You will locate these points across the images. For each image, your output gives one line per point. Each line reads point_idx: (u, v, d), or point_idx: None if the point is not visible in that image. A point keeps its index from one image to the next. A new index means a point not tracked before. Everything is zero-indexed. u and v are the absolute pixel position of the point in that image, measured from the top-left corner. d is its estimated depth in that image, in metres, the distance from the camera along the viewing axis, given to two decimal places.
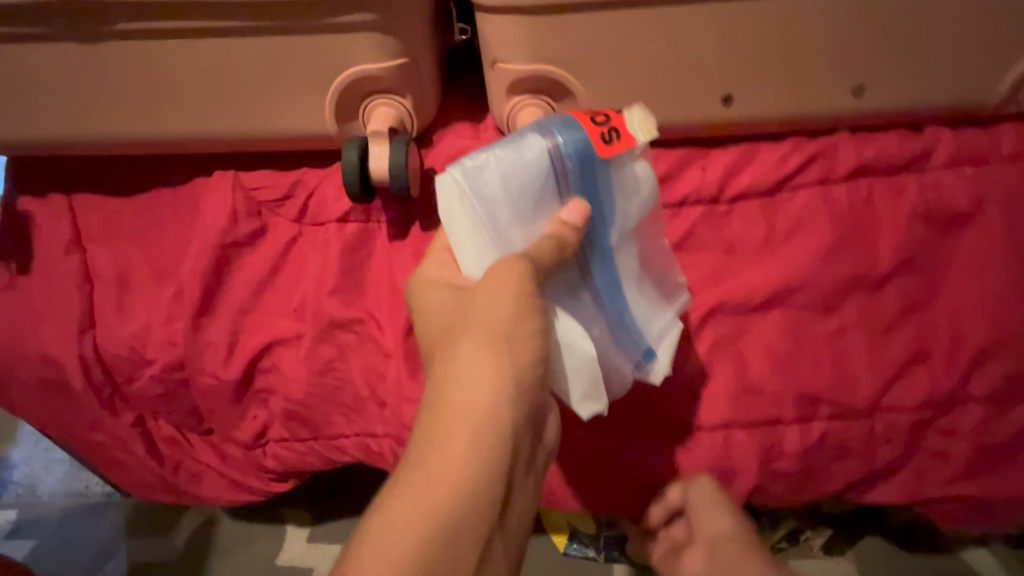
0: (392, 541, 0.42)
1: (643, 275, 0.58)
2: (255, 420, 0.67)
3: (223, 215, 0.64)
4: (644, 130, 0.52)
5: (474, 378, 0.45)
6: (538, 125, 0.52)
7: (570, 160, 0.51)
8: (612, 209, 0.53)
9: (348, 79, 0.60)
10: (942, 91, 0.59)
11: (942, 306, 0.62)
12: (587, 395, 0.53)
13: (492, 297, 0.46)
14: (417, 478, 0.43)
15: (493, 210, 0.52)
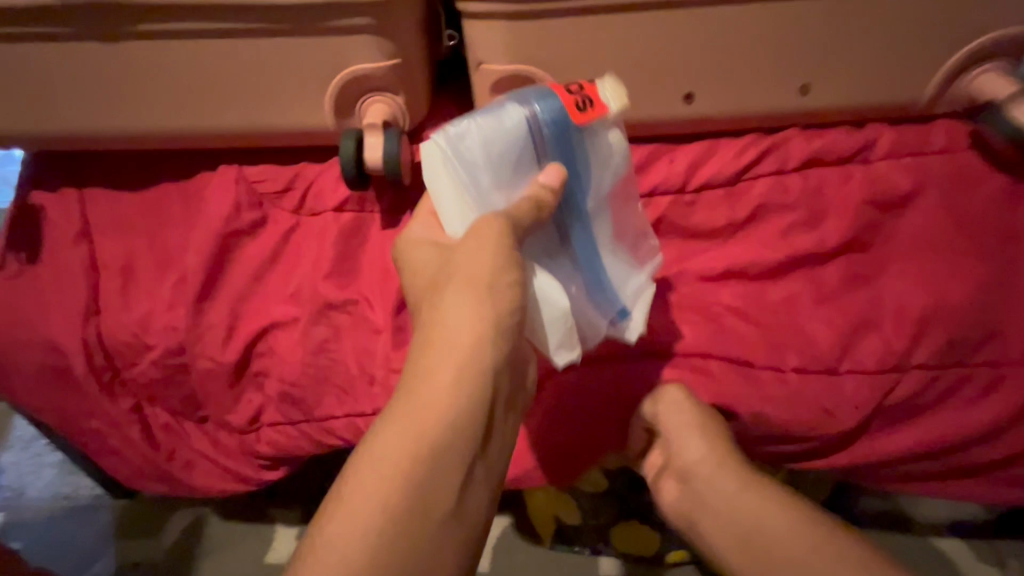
0: (370, 480, 0.43)
1: (617, 242, 0.61)
2: (249, 403, 0.75)
3: (227, 206, 0.74)
4: (617, 98, 0.54)
5: (454, 326, 0.46)
6: (516, 94, 0.54)
7: (548, 127, 0.53)
8: (586, 176, 0.56)
9: (346, 78, 0.64)
10: (882, 89, 0.63)
11: (888, 284, 0.64)
12: (563, 344, 0.54)
13: (474, 247, 0.47)
14: (396, 419, 0.44)
15: (475, 174, 0.53)
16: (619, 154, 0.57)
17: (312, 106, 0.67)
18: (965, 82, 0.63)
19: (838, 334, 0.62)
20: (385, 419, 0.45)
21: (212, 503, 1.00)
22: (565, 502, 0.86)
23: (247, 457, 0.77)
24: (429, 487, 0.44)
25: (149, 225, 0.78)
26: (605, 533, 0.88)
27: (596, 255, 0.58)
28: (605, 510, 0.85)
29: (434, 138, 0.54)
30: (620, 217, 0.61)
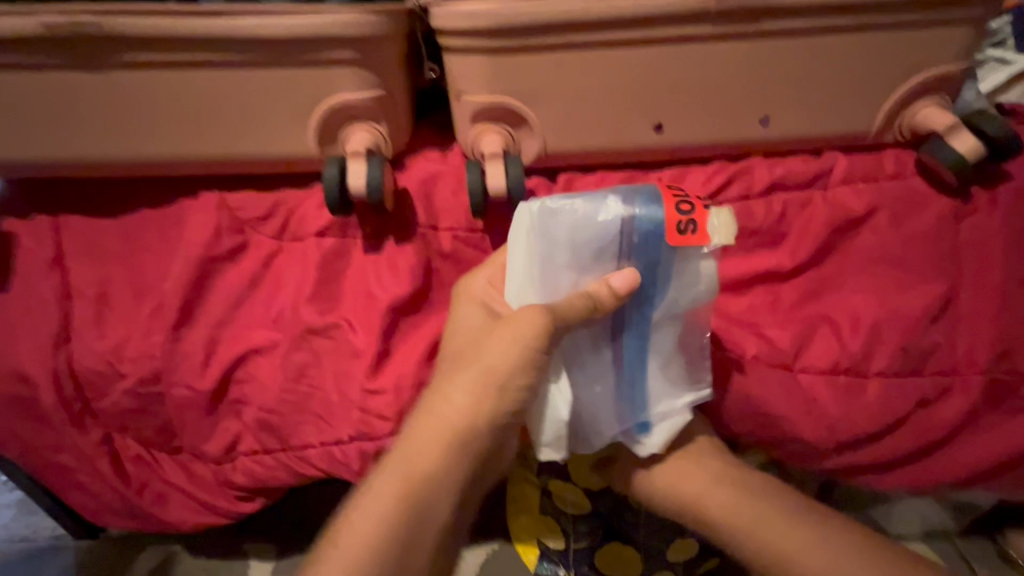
0: (363, 524, 0.50)
1: (673, 357, 0.62)
2: (226, 432, 0.73)
3: (208, 232, 0.74)
4: (721, 234, 0.56)
5: (458, 404, 0.52)
6: (621, 190, 0.58)
7: (640, 237, 0.57)
8: (663, 290, 0.59)
9: (330, 106, 0.66)
10: (836, 121, 0.68)
11: (844, 296, 0.69)
12: (552, 444, 0.59)
13: (494, 342, 0.53)
14: (394, 475, 0.51)
15: (553, 249, 0.58)
16: (703, 282, 0.59)
17: (295, 134, 0.68)
18: (911, 113, 0.68)
19: (796, 346, 0.67)
20: (383, 469, 0.52)
21: (183, 539, 0.97)
22: (542, 518, 0.88)
23: (222, 489, 0.76)
24: (408, 546, 0.50)
25: (125, 252, 0.77)
26: (588, 555, 0.86)
27: (636, 364, 0.61)
28: (590, 528, 0.85)
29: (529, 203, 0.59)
30: (685, 335, 0.62)
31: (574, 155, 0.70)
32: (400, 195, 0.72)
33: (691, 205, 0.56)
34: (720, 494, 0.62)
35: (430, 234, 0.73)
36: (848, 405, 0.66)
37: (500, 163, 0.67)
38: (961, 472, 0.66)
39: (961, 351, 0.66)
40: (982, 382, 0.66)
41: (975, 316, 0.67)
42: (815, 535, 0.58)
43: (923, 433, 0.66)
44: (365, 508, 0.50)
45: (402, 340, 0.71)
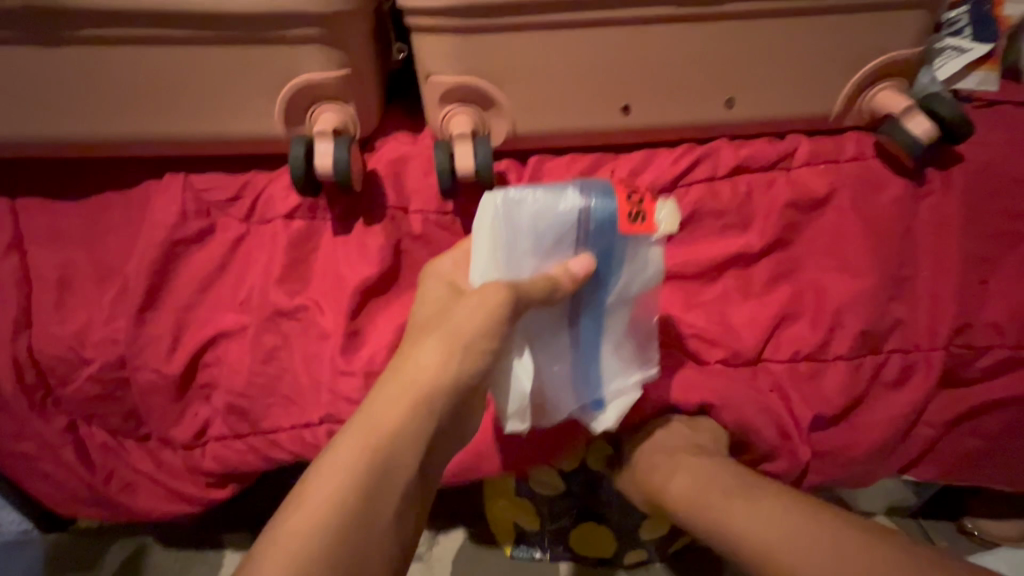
0: (321, 491, 0.47)
1: (626, 338, 0.64)
2: (195, 417, 0.72)
3: (173, 215, 0.72)
4: (668, 223, 0.59)
5: (422, 366, 0.51)
6: (581, 181, 0.58)
7: (596, 225, 0.58)
8: (617, 275, 0.60)
9: (296, 85, 0.66)
10: (797, 104, 0.70)
11: (807, 276, 0.71)
12: (515, 414, 0.59)
13: (461, 312, 0.53)
14: (355, 439, 0.49)
15: (516, 237, 0.58)
16: (653, 270, 0.61)
17: (262, 114, 0.68)
18: (869, 96, 0.70)
19: (761, 324, 0.68)
20: (343, 435, 0.50)
21: (155, 530, 0.95)
22: (523, 505, 0.85)
23: (193, 474, 0.75)
24: (369, 512, 0.47)
25: (89, 236, 0.76)
26: (563, 536, 0.87)
27: (591, 344, 0.63)
28: (565, 513, 0.84)
29: (493, 193, 0.58)
30: (637, 320, 0.64)
31: (544, 137, 0.71)
32: (368, 177, 0.72)
33: (641, 197, 0.59)
34: (679, 479, 0.60)
35: (401, 216, 0.72)
36: (812, 384, 0.67)
37: (468, 144, 0.68)
38: (919, 446, 0.68)
39: (923, 328, 0.67)
40: (944, 357, 0.66)
41: (935, 292, 0.68)
42: (749, 522, 0.51)
43: (895, 416, 0.66)
44: (324, 474, 0.48)
45: (373, 321, 0.70)
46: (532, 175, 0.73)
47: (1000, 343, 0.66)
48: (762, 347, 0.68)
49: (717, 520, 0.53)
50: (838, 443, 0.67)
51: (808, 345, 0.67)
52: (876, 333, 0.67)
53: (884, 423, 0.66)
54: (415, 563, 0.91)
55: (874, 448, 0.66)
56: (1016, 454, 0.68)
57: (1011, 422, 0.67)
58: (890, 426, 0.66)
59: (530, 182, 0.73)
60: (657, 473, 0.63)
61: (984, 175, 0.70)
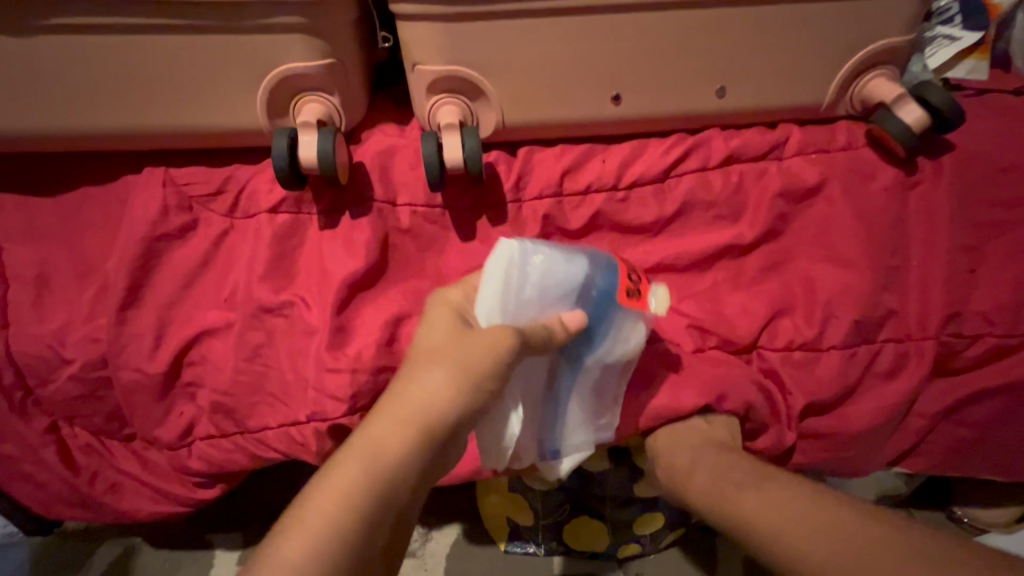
0: (317, 514, 0.45)
1: (593, 399, 0.64)
2: (181, 416, 0.71)
3: (153, 209, 0.71)
4: (660, 306, 0.64)
5: (429, 393, 0.51)
6: (588, 252, 0.62)
7: (596, 293, 0.61)
8: (602, 340, 0.62)
9: (278, 75, 0.64)
10: (788, 93, 0.69)
11: (800, 267, 0.70)
12: (494, 455, 0.61)
13: (474, 340, 0.53)
14: (353, 462, 0.48)
15: (523, 285, 0.59)
16: (633, 342, 0.62)
17: (244, 106, 0.66)
18: (861, 85, 0.70)
19: (753, 315, 0.68)
20: (341, 458, 0.49)
21: (144, 531, 0.94)
22: (515, 502, 0.85)
23: (179, 474, 0.73)
24: (368, 537, 0.46)
25: (68, 233, 0.74)
26: (557, 529, 0.86)
27: (566, 394, 0.63)
28: (559, 507, 0.83)
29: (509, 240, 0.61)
30: (611, 384, 0.65)
31: (534, 128, 0.70)
32: (354, 169, 0.71)
33: (639, 277, 0.64)
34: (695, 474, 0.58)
35: (388, 209, 0.71)
36: (806, 374, 0.67)
37: (456, 135, 0.66)
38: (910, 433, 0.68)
39: (914, 318, 0.67)
40: (936, 346, 0.66)
41: (926, 281, 0.68)
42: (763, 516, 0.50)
43: (890, 408, 0.66)
44: (319, 497, 0.46)
45: (361, 316, 0.69)
46: (522, 166, 0.72)
47: (989, 332, 0.66)
48: (756, 337, 0.68)
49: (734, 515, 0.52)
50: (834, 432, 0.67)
51: (801, 336, 0.67)
52: (870, 322, 0.67)
53: (878, 414, 0.66)
54: (409, 559, 0.90)
55: (865, 438, 0.67)
56: (1009, 441, 0.68)
57: (1001, 411, 0.67)
58: (882, 415, 0.66)
59: (519, 173, 0.72)
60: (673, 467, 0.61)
61: (975, 164, 0.70)
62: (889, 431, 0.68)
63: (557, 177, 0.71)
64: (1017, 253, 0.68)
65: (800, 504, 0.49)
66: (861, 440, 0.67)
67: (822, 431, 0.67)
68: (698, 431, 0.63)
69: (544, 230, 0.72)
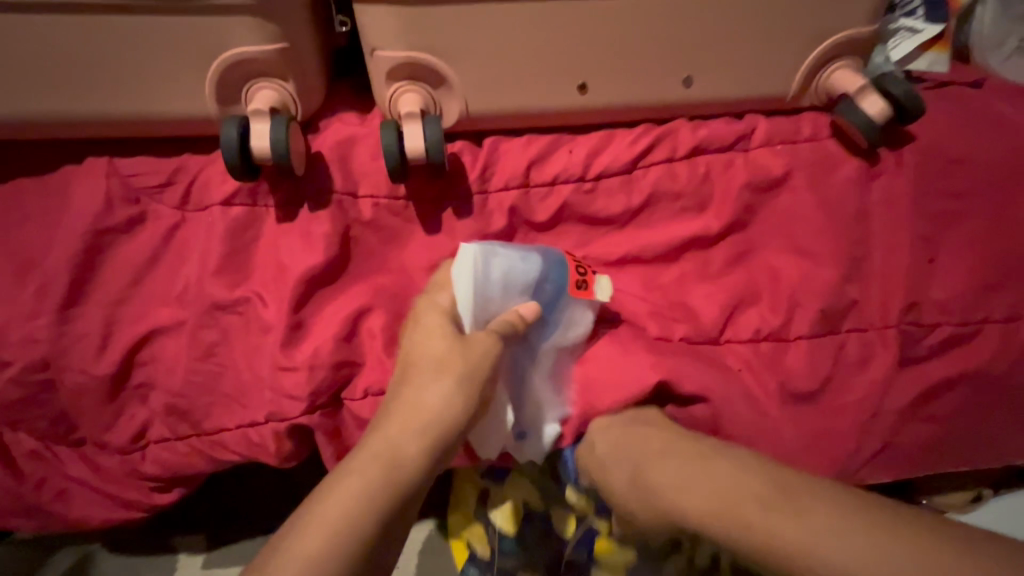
0: (335, 517, 0.46)
1: (552, 383, 0.64)
2: (133, 419, 0.68)
3: (97, 202, 0.67)
4: (605, 292, 0.65)
5: (438, 399, 0.53)
6: (538, 249, 0.64)
7: (550, 287, 0.63)
8: (556, 326, 0.64)
9: (227, 59, 0.61)
10: (753, 84, 0.69)
11: (768, 258, 0.70)
12: (482, 444, 0.63)
13: (470, 346, 0.56)
14: (368, 465, 0.49)
15: (484, 284, 0.60)
16: (582, 328, 0.65)
17: (194, 92, 0.63)
18: (825, 76, 0.70)
19: (721, 307, 0.67)
20: (355, 461, 0.49)
21: (102, 536, 0.90)
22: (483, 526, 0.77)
23: (132, 479, 0.70)
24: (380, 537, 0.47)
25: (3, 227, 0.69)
26: None
27: (528, 383, 0.63)
28: (529, 541, 0.76)
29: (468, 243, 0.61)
30: (568, 372, 0.65)
31: (499, 117, 0.68)
32: (311, 160, 0.68)
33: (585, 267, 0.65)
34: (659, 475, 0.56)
35: (348, 201, 0.68)
36: (774, 365, 0.66)
37: (416, 124, 0.64)
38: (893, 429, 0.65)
39: (876, 307, 0.67)
40: (898, 334, 0.66)
41: (888, 271, 0.68)
42: (755, 525, 0.49)
43: (862, 400, 0.65)
44: (335, 499, 0.47)
45: (320, 312, 0.66)
46: (487, 157, 0.70)
47: (946, 321, 0.67)
48: (724, 326, 0.67)
49: (725, 531, 0.50)
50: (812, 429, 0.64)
51: (771, 327, 0.67)
52: (836, 311, 0.67)
53: (851, 406, 0.65)
54: None
55: (836, 433, 0.64)
56: (981, 430, 0.68)
57: (966, 399, 0.66)
58: (854, 408, 0.65)
59: (485, 164, 0.70)
60: (627, 471, 0.59)
61: (933, 154, 0.71)
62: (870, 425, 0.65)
63: (523, 168, 0.70)
64: (972, 244, 0.69)
65: (778, 505, 0.49)
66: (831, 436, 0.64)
67: (806, 428, 0.64)
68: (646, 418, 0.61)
69: (510, 222, 0.70)
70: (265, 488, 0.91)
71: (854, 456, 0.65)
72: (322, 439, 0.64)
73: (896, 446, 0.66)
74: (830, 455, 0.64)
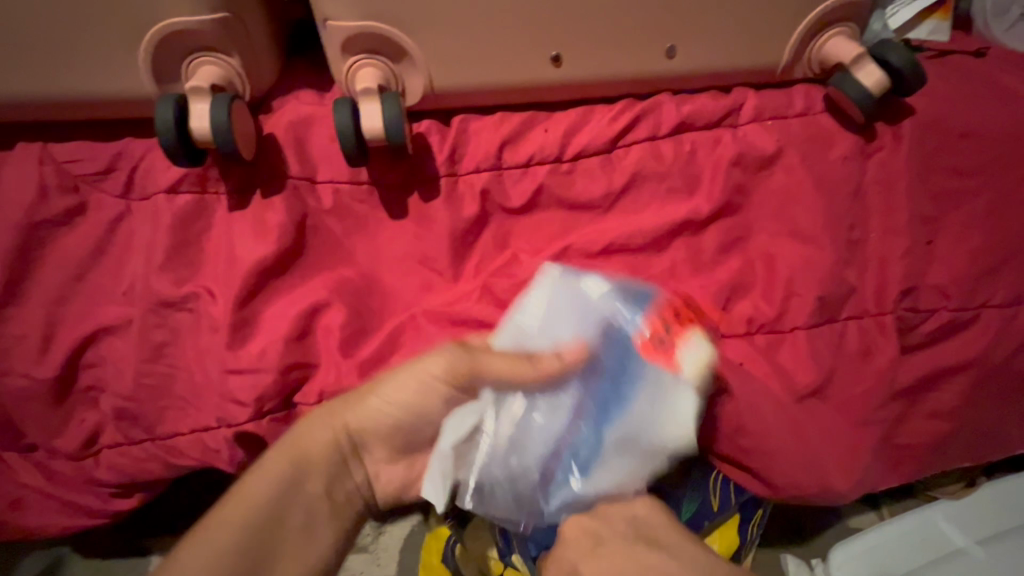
0: (238, 503, 0.48)
1: (601, 476, 0.50)
2: (82, 424, 0.62)
3: (32, 191, 0.62)
4: (698, 363, 0.50)
5: (362, 408, 0.52)
6: (621, 295, 0.55)
7: (616, 345, 0.53)
8: (623, 395, 0.51)
9: (161, 30, 0.55)
10: (741, 54, 0.64)
11: (759, 242, 0.66)
12: (436, 483, 0.52)
13: (428, 362, 0.52)
14: (279, 455, 0.50)
15: (538, 313, 0.57)
16: (659, 410, 0.49)
17: (128, 68, 0.57)
18: (818, 45, 0.65)
19: (709, 296, 0.63)
20: (267, 456, 0.50)
21: (71, 539, 0.80)
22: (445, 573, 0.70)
23: (88, 486, 0.64)
24: (272, 529, 0.48)
25: None
26: None
27: (567, 462, 0.52)
28: None
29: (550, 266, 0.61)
30: (620, 463, 0.51)
31: (467, 94, 0.63)
32: (263, 143, 0.63)
33: (678, 321, 0.53)
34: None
35: (306, 187, 0.63)
36: (766, 357, 0.61)
37: (374, 102, 0.59)
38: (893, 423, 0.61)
39: (871, 293, 0.63)
40: (895, 321, 0.62)
41: (885, 253, 0.64)
42: None
43: (864, 392, 0.60)
44: (246, 490, 0.48)
45: (275, 307, 0.61)
46: (456, 137, 0.65)
47: (944, 306, 0.63)
48: (719, 322, 0.62)
49: None
50: (820, 427, 0.59)
51: (766, 316, 0.62)
52: (834, 297, 0.62)
53: (852, 402, 0.60)
54: (358, 555, 0.77)
55: (840, 429, 0.60)
56: (984, 419, 0.64)
57: (968, 390, 0.62)
58: (858, 403, 0.60)
59: (453, 145, 0.65)
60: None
61: (932, 129, 0.67)
62: (878, 421, 0.60)
63: (496, 148, 0.65)
64: (972, 225, 0.65)
65: None
66: (839, 437, 0.59)
67: (814, 428, 0.59)
68: (625, 516, 0.50)
69: (483, 207, 0.65)
70: None
71: (867, 456, 0.59)
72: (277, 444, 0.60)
73: (892, 441, 0.62)
74: (838, 454, 0.59)
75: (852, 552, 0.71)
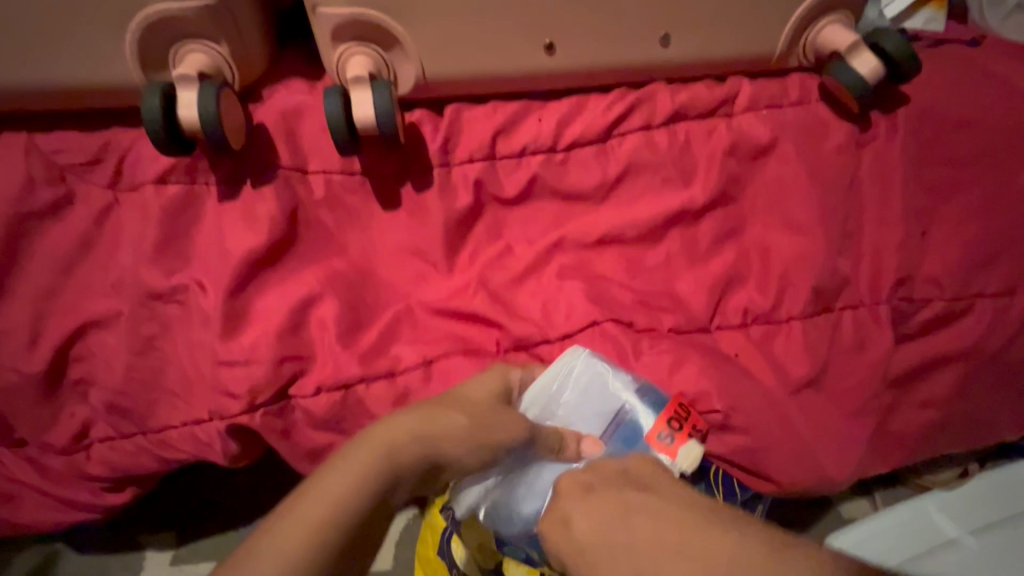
0: (312, 519, 0.37)
1: None
2: (72, 418, 0.61)
3: (18, 182, 0.61)
4: (689, 460, 0.56)
5: (451, 410, 0.46)
6: (643, 388, 0.58)
7: (624, 433, 0.58)
8: None
9: (148, 16, 0.54)
10: (736, 42, 0.64)
11: (754, 232, 0.65)
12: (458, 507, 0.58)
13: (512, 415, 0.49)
14: (361, 460, 0.40)
15: (564, 389, 0.58)
16: None
17: (114, 55, 0.56)
18: (814, 33, 0.64)
19: (703, 286, 0.62)
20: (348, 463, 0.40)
21: (64, 534, 0.79)
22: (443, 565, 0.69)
23: (80, 481, 0.63)
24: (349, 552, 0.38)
25: None
26: None
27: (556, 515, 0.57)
28: None
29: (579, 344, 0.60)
30: None
31: (459, 83, 0.63)
32: (253, 133, 0.62)
33: (685, 418, 0.57)
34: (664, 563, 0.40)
35: (298, 177, 0.63)
36: (760, 348, 0.61)
37: (366, 90, 0.58)
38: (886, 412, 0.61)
39: (866, 283, 0.63)
40: (889, 311, 0.62)
41: (880, 243, 0.64)
42: None
43: (858, 381, 0.60)
44: (320, 495, 0.38)
45: (266, 300, 0.61)
46: (449, 127, 0.64)
47: (938, 296, 0.63)
48: (714, 313, 0.62)
49: None
50: (813, 416, 0.59)
51: (760, 307, 0.62)
52: (829, 287, 0.62)
53: (845, 392, 0.60)
54: None
55: (835, 419, 0.60)
56: (980, 408, 0.64)
57: (961, 381, 0.63)
58: (852, 393, 0.60)
59: (446, 135, 0.64)
60: (625, 557, 0.42)
61: (927, 119, 0.67)
62: (872, 411, 0.60)
63: (489, 139, 0.64)
64: (966, 214, 0.65)
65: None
66: (832, 426, 0.59)
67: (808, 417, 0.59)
68: (618, 470, 0.50)
69: (476, 198, 0.64)
70: (252, 483, 0.81)
71: (860, 444, 0.59)
72: (272, 437, 0.59)
73: (885, 431, 0.62)
74: (831, 443, 0.59)
75: (856, 539, 0.70)
